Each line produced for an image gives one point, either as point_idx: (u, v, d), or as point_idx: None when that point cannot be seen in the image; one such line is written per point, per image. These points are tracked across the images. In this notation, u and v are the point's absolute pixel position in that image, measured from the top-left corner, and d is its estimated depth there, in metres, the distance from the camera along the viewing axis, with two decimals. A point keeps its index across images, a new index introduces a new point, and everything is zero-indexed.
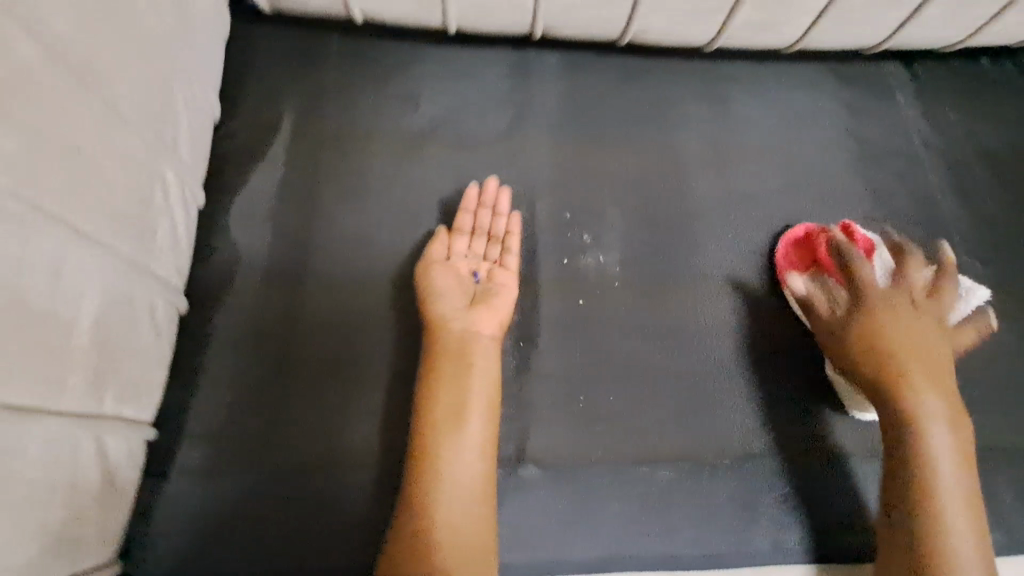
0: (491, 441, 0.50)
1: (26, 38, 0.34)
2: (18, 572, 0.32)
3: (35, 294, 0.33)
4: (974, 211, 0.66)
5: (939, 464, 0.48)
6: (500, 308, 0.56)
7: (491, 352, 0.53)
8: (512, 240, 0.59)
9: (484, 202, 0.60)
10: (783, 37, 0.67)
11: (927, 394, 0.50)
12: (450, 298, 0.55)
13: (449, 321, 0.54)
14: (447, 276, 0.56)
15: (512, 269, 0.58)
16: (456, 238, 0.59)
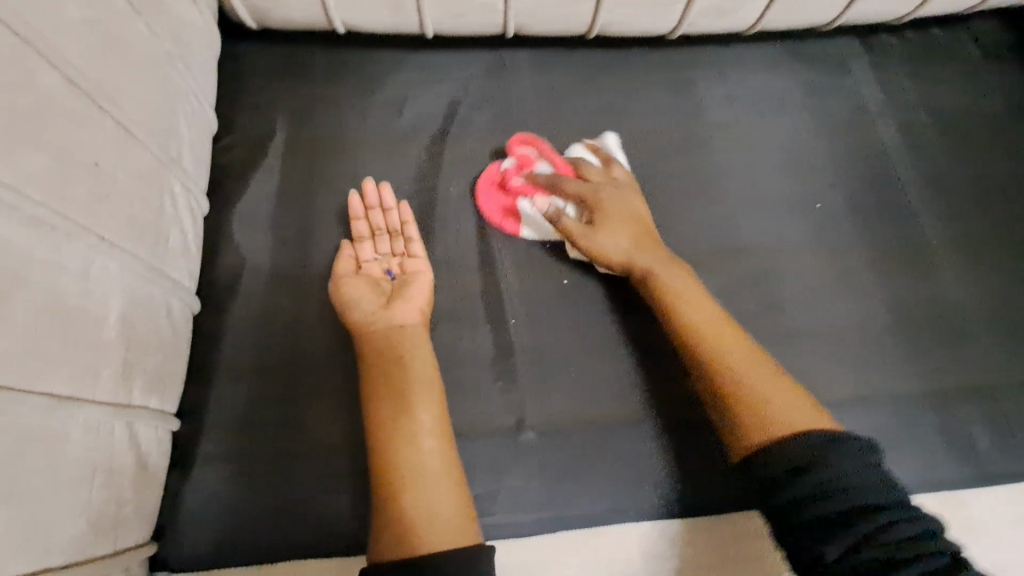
0: (441, 420, 0.52)
1: (47, 69, 0.38)
2: (71, 543, 0.36)
3: (70, 296, 0.37)
4: (929, 171, 0.72)
5: (709, 348, 0.53)
6: (416, 294, 0.57)
7: (420, 337, 0.56)
8: (411, 228, 0.62)
9: (371, 203, 0.62)
10: (742, 20, 0.72)
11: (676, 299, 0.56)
12: (366, 303, 0.57)
13: (370, 325, 0.55)
14: (358, 283, 0.58)
15: (421, 254, 0.61)
16: (361, 245, 0.61)
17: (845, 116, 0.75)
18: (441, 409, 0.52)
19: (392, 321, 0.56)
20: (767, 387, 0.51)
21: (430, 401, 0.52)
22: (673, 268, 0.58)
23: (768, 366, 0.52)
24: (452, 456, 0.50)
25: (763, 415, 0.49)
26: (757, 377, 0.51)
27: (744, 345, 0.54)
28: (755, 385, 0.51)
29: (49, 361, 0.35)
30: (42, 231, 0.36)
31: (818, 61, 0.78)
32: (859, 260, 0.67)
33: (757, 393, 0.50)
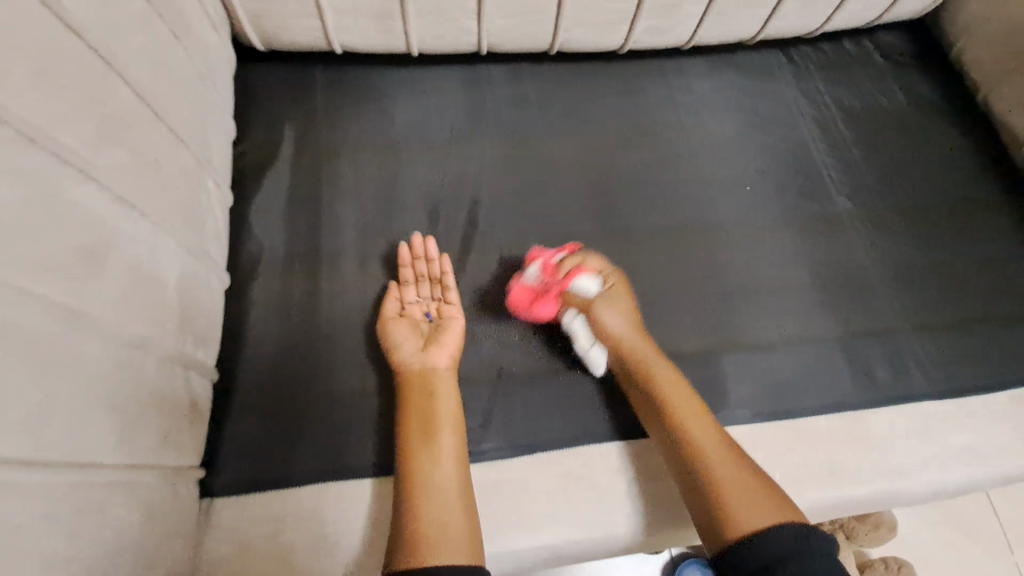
0: (461, 451, 0.61)
1: (123, 86, 0.49)
2: (147, 454, 0.46)
3: (145, 262, 0.48)
4: (840, 160, 0.87)
5: (702, 443, 0.60)
6: (449, 340, 0.66)
7: (448, 381, 0.64)
8: (449, 278, 0.71)
9: (417, 253, 0.72)
10: (678, 37, 0.85)
11: (679, 401, 0.63)
12: (407, 345, 0.66)
13: (408, 363, 0.64)
14: (403, 323, 0.67)
15: (456, 302, 0.70)
16: (406, 288, 0.70)
17: (770, 115, 0.89)
18: (460, 441, 0.61)
19: (428, 361, 0.64)
20: (738, 483, 0.57)
21: (452, 432, 0.61)
22: (661, 369, 0.65)
23: (746, 469, 0.58)
24: (465, 480, 0.59)
25: (743, 505, 0.55)
26: (731, 479, 0.57)
27: (723, 448, 0.60)
28: (731, 488, 0.57)
29: (132, 310, 0.46)
30: (124, 210, 0.46)
31: (747, 69, 0.91)
32: (781, 234, 0.81)
33: (731, 496, 0.56)
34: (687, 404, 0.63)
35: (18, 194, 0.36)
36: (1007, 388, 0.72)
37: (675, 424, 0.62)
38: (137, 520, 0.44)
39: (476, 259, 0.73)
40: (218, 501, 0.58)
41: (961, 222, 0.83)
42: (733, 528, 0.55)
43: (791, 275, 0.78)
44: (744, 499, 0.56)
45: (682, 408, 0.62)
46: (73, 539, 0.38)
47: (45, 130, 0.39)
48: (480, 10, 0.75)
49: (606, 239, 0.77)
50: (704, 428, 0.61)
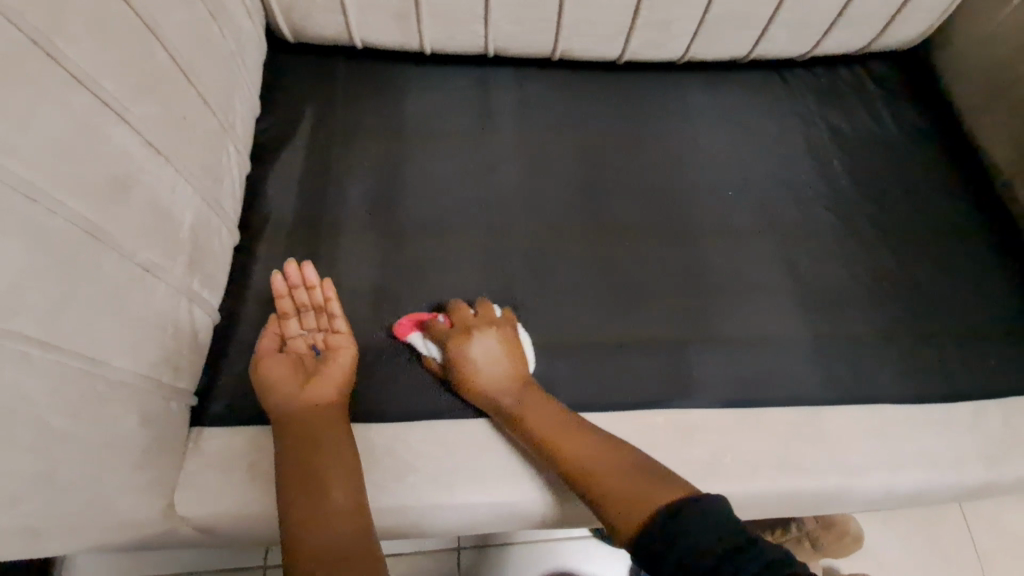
0: (354, 488, 0.58)
1: (162, 51, 0.56)
2: (147, 367, 0.52)
3: (164, 202, 0.55)
4: (822, 176, 0.91)
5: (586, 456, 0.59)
6: (334, 371, 0.66)
7: (332, 417, 0.63)
8: (332, 304, 0.70)
9: (294, 282, 0.70)
10: (672, 52, 0.92)
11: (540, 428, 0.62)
12: (283, 384, 0.64)
13: (286, 405, 0.62)
14: (281, 361, 0.66)
15: (345, 330, 0.69)
16: (288, 321, 0.69)
17: (758, 129, 0.93)
18: (353, 481, 0.58)
19: (308, 399, 0.63)
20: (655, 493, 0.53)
21: (340, 473, 0.58)
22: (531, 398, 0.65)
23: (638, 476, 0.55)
24: (365, 521, 0.56)
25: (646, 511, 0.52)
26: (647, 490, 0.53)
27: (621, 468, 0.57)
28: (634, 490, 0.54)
29: (148, 239, 0.52)
30: (150, 153, 0.53)
31: (740, 86, 0.97)
32: (758, 238, 0.85)
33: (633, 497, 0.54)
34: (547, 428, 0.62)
35: (62, 122, 0.44)
36: (962, 401, 0.75)
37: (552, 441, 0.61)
38: (133, 421, 0.50)
39: (463, 237, 0.80)
40: (207, 430, 0.63)
41: (932, 242, 0.86)
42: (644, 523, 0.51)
43: (765, 277, 0.82)
44: (623, 488, 0.55)
45: (549, 427, 0.62)
46: (77, 420, 0.44)
47: (91, 74, 0.47)
48: (487, 15, 0.83)
49: (588, 230, 0.82)
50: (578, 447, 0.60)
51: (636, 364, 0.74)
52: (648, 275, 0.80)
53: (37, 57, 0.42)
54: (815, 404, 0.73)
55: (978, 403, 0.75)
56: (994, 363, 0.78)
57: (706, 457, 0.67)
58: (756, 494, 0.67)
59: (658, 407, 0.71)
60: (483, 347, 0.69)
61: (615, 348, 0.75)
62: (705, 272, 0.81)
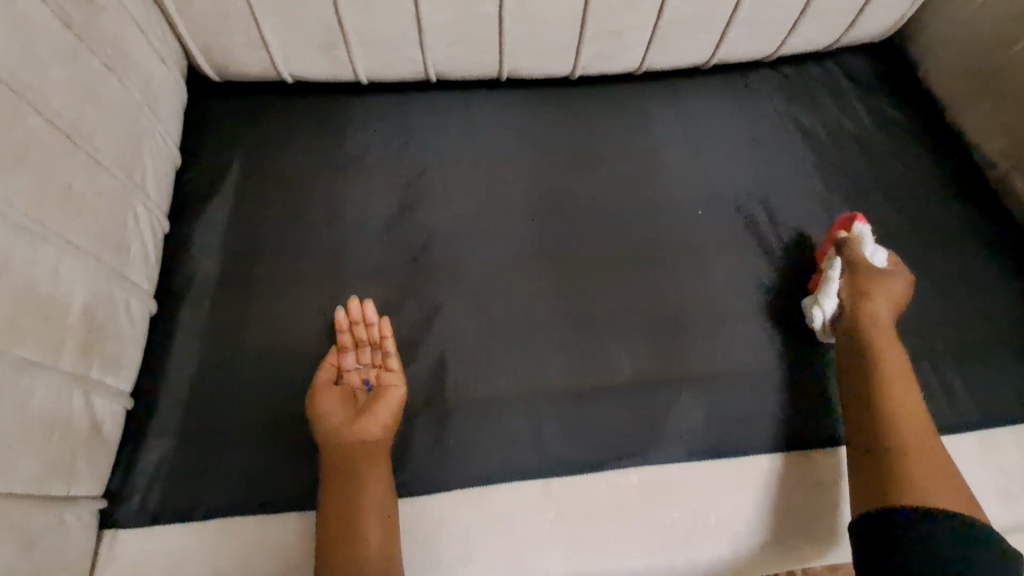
0: (387, 529, 0.57)
1: (36, 115, 0.50)
2: (24, 480, 0.45)
3: (44, 285, 0.48)
4: (799, 184, 0.84)
5: (914, 414, 0.62)
6: (382, 411, 0.63)
7: (377, 455, 0.61)
8: (387, 343, 0.67)
9: (354, 318, 0.69)
10: (628, 63, 0.84)
11: (910, 389, 0.64)
12: (335, 417, 0.62)
13: (334, 438, 0.61)
14: (334, 396, 0.64)
15: (397, 368, 0.66)
16: (344, 354, 0.67)
17: (725, 139, 0.87)
18: (387, 528, 0.57)
19: (357, 434, 0.61)
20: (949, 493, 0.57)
21: (377, 517, 0.58)
22: (897, 350, 0.67)
23: (938, 451, 0.60)
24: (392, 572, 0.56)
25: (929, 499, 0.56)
26: (937, 484, 0.57)
27: (937, 451, 0.60)
28: (932, 469, 0.58)
29: (24, 332, 0.46)
30: (20, 234, 0.47)
31: (706, 94, 0.90)
32: (737, 259, 0.77)
33: (923, 481, 0.57)
34: (913, 395, 0.63)
35: None
36: (965, 429, 0.68)
37: (898, 404, 0.62)
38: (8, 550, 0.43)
39: (413, 283, 0.72)
40: (122, 532, 0.56)
41: (924, 252, 0.79)
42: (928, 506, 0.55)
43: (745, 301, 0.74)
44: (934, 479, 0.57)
45: (899, 381, 0.64)
46: None
47: None
48: (423, 40, 0.76)
49: (545, 263, 0.75)
50: (920, 411, 0.62)
51: (613, 413, 0.66)
52: (622, 311, 0.72)
53: None
54: (796, 448, 0.66)
55: (983, 432, 0.68)
56: (1000, 383, 0.71)
57: (685, 519, 0.62)
58: (730, 557, 0.63)
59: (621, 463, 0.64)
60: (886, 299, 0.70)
61: (584, 393, 0.67)
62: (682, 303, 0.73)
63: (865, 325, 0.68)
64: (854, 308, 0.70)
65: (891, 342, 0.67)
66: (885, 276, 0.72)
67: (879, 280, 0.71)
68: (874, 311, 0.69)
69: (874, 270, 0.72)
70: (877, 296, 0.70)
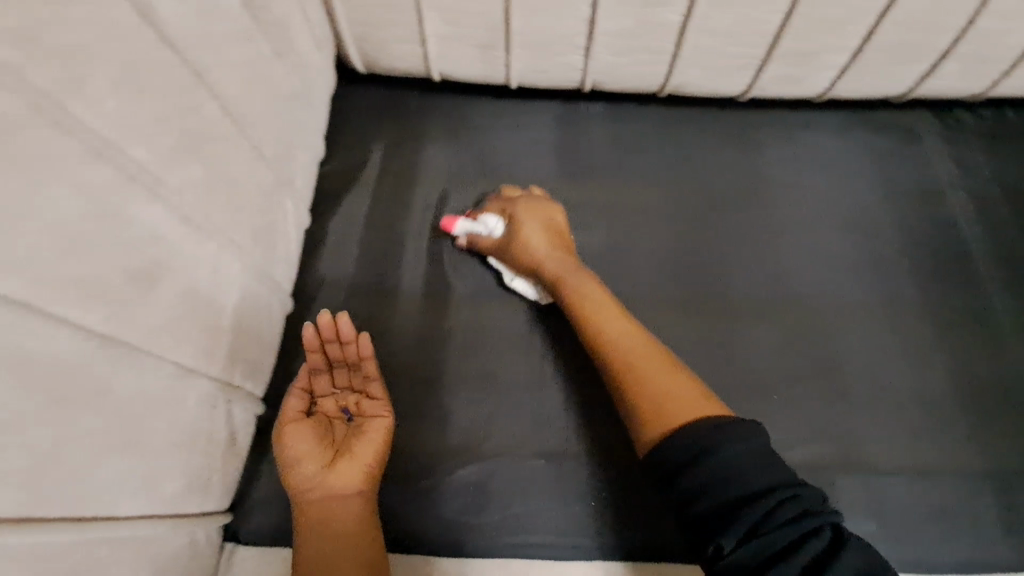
0: None
1: (211, 101, 0.46)
2: (171, 497, 0.41)
3: (202, 286, 0.44)
4: (1000, 247, 0.72)
5: (630, 350, 0.56)
6: (364, 450, 0.55)
7: (358, 509, 0.53)
8: (369, 365, 0.58)
9: (327, 338, 0.57)
10: (810, 88, 0.75)
11: (606, 324, 0.58)
12: (308, 462, 0.54)
13: (308, 492, 0.53)
14: (304, 433, 0.55)
15: (381, 396, 0.58)
16: (317, 378, 0.58)
17: (910, 184, 0.75)
18: None
19: (333, 486, 0.53)
20: (688, 406, 0.50)
21: None
22: (585, 282, 0.61)
23: (673, 371, 0.54)
24: None
25: (664, 415, 0.50)
26: (681, 405, 0.50)
27: (681, 386, 0.52)
28: (669, 397, 0.51)
29: (182, 339, 0.42)
30: (188, 232, 0.42)
31: (888, 131, 0.79)
32: (919, 327, 0.67)
33: (663, 408, 0.51)
34: (608, 327, 0.58)
35: (80, 207, 0.33)
36: None
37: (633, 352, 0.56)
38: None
39: (550, 314, 0.65)
40: (241, 548, 0.53)
41: None
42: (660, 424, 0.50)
43: (917, 384, 0.64)
44: (669, 393, 0.51)
45: (594, 308, 0.59)
46: None
47: (115, 142, 0.36)
48: (589, 47, 0.69)
49: (697, 307, 0.67)
50: (630, 342, 0.56)
51: None
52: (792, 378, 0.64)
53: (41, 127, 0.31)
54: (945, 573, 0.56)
55: None
56: None
57: None
58: None
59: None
60: (539, 222, 0.65)
61: None
62: (858, 378, 0.64)
63: (557, 276, 0.62)
64: (530, 266, 0.64)
65: (579, 290, 0.61)
66: (519, 229, 0.64)
67: (526, 241, 0.64)
68: (537, 259, 0.63)
69: (529, 219, 0.65)
70: (525, 245, 0.63)
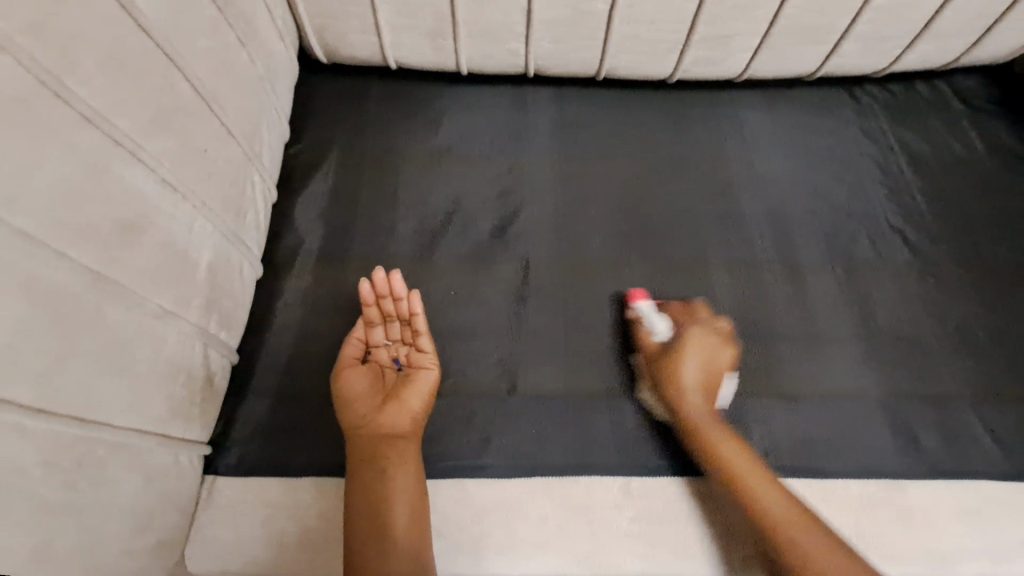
0: (415, 518, 0.58)
1: (183, 81, 0.53)
2: (155, 418, 0.48)
3: (179, 241, 0.51)
4: (902, 204, 0.81)
5: (766, 490, 0.58)
6: (412, 396, 0.63)
7: (405, 443, 0.61)
8: (418, 321, 0.65)
9: (382, 293, 0.66)
10: (730, 69, 0.83)
11: (737, 457, 0.60)
12: (364, 401, 0.63)
13: (363, 426, 0.61)
14: (361, 376, 0.64)
15: (429, 349, 0.66)
16: (372, 329, 0.66)
17: (822, 153, 0.84)
18: (417, 517, 0.58)
19: (386, 422, 0.61)
20: (826, 553, 0.54)
21: (405, 506, 0.58)
22: (713, 423, 0.63)
23: (799, 510, 0.57)
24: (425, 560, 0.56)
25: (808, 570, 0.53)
26: (818, 555, 0.54)
27: (812, 541, 0.55)
28: (800, 536, 0.55)
29: (162, 284, 0.49)
30: (165, 191, 0.49)
31: (804, 106, 0.88)
32: (828, 276, 0.75)
33: (811, 558, 0.54)
34: (736, 455, 0.60)
35: (72, 161, 0.40)
36: None
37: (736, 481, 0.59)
38: (137, 482, 0.46)
39: (498, 274, 0.73)
40: (220, 479, 0.60)
41: None
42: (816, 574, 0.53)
43: (823, 323, 0.72)
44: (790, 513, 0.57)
45: (723, 447, 0.61)
46: (73, 492, 0.40)
47: (101, 110, 0.43)
48: (529, 34, 0.77)
49: (630, 265, 0.75)
50: (755, 475, 0.59)
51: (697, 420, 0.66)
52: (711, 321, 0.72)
53: (41, 95, 0.38)
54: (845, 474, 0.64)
55: None
56: None
57: None
58: None
59: (660, 475, 0.63)
60: (701, 357, 0.66)
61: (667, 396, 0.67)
62: (771, 318, 0.72)
63: (681, 410, 0.63)
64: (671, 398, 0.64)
65: (710, 436, 0.62)
66: (673, 351, 0.67)
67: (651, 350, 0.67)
68: (681, 395, 0.64)
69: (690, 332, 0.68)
70: (677, 379, 0.65)
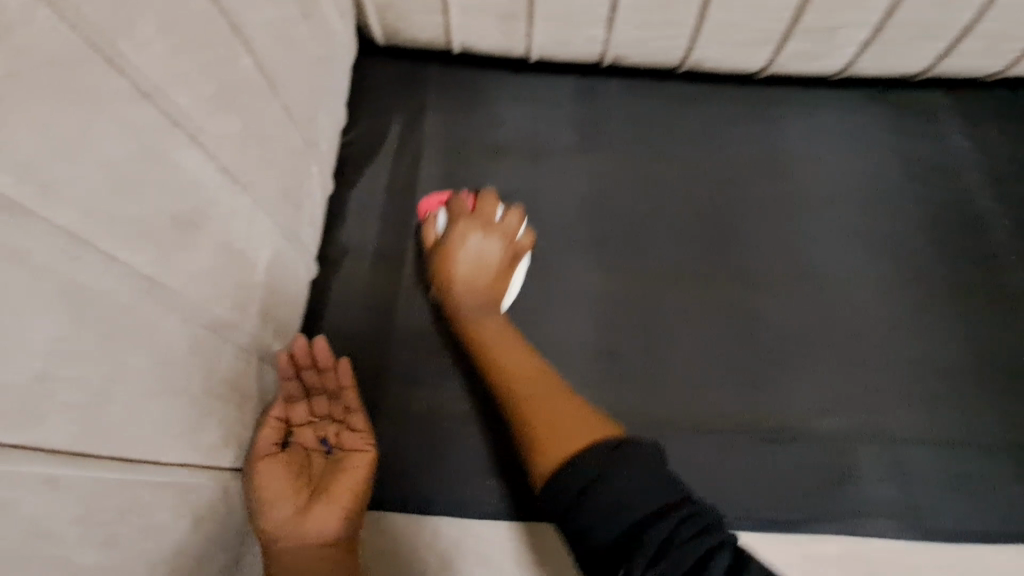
0: None
1: (246, 56, 0.45)
2: (207, 449, 0.41)
3: (239, 241, 0.44)
4: (1015, 224, 0.73)
5: (529, 374, 0.55)
6: (345, 490, 0.50)
7: (337, 555, 0.49)
8: (351, 395, 0.52)
9: (305, 362, 0.50)
10: (829, 65, 0.75)
11: (506, 354, 0.57)
12: (283, 507, 0.48)
13: (284, 538, 0.47)
14: (278, 474, 0.48)
15: (363, 428, 0.53)
16: (291, 407, 0.51)
17: (925, 161, 0.76)
18: None
19: (311, 531, 0.48)
20: (575, 432, 0.49)
21: None
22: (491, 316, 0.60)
23: (563, 396, 0.53)
24: None
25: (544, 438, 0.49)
26: (577, 435, 0.48)
27: (568, 414, 0.51)
28: (558, 416, 0.51)
29: (220, 291, 0.42)
30: (226, 183, 0.42)
31: (904, 109, 0.79)
32: (935, 301, 0.68)
33: (563, 426, 0.49)
34: (505, 353, 0.57)
35: (127, 146, 0.33)
36: None
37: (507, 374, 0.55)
38: (185, 527, 0.39)
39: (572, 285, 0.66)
40: None
41: None
42: (550, 442, 0.49)
43: (932, 355, 0.65)
44: (562, 415, 0.51)
45: (490, 336, 0.58)
46: (116, 546, 0.33)
47: (160, 86, 0.36)
48: (613, 18, 0.69)
49: (716, 279, 0.67)
50: (515, 361, 0.56)
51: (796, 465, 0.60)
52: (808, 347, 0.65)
53: (94, 65, 0.31)
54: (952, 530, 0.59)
55: None
56: None
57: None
58: None
59: (755, 523, 0.58)
60: (470, 246, 0.63)
61: (765, 437, 0.61)
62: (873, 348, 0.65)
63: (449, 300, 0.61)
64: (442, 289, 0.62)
65: (494, 331, 0.59)
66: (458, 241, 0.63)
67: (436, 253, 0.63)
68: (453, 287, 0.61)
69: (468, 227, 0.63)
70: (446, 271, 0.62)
